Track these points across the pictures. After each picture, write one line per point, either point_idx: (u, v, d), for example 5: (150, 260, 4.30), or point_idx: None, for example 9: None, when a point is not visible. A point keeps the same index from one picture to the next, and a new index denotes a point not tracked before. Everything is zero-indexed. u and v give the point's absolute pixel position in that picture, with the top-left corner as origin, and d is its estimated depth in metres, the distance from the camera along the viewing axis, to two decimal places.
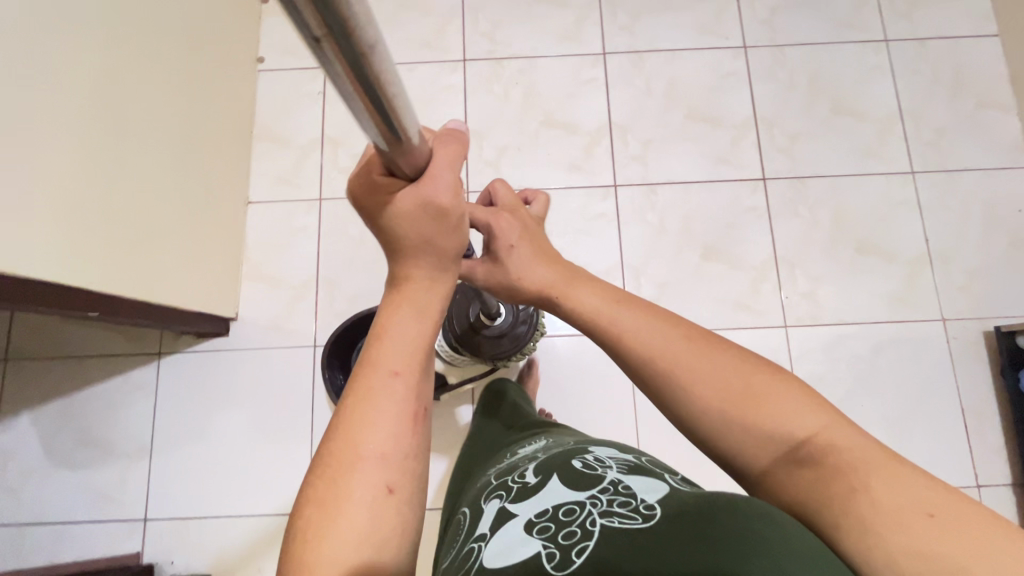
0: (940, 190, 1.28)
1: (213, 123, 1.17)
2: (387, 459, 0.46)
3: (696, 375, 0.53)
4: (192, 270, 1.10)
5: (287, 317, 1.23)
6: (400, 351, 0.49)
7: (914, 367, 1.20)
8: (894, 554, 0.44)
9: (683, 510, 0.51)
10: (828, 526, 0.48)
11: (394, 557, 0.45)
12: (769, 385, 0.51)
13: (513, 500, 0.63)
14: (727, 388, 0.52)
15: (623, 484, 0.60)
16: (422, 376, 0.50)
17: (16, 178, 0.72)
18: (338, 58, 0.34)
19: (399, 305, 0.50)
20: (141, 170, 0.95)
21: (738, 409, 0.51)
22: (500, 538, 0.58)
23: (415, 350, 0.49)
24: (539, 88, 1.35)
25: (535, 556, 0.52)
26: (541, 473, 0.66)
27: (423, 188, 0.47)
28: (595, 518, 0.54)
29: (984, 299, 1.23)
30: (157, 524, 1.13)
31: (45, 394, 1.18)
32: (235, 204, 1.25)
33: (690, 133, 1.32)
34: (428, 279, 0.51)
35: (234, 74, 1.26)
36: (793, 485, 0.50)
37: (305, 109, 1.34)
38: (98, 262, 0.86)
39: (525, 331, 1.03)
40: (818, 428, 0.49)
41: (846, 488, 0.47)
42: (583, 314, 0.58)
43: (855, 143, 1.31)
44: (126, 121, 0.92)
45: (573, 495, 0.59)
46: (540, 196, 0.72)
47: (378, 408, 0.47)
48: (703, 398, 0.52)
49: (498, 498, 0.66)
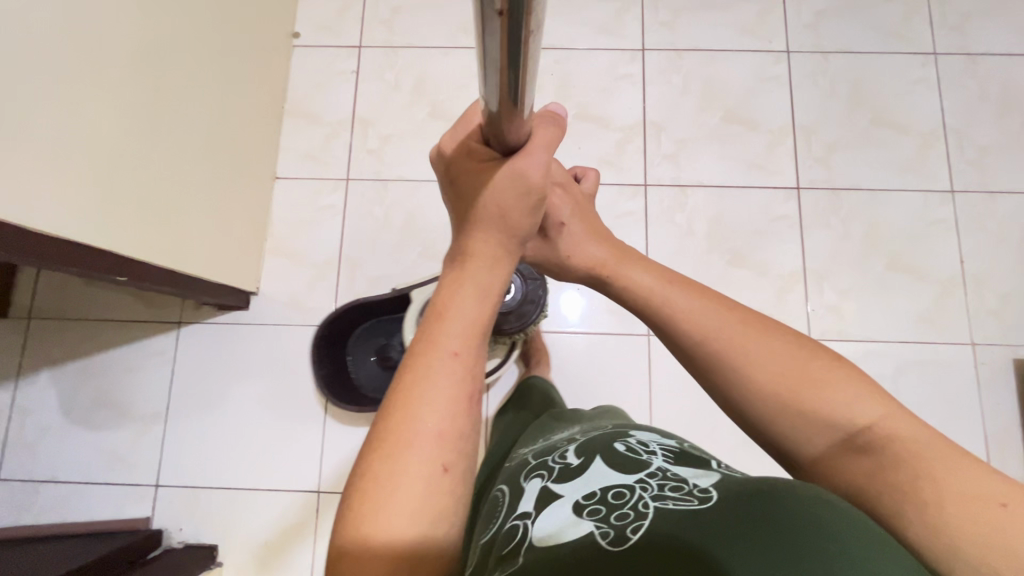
0: (979, 211, 1.25)
1: (247, 96, 1.17)
2: (442, 439, 0.45)
3: (752, 359, 0.54)
4: (219, 242, 1.10)
5: (308, 295, 1.23)
6: (458, 331, 0.49)
7: (939, 390, 1.18)
8: (965, 542, 0.45)
9: (740, 493, 0.51)
10: (894, 513, 0.49)
11: (447, 535, 0.45)
12: (823, 371, 0.53)
13: (555, 481, 0.61)
14: (782, 374, 0.53)
15: (671, 471, 0.59)
16: (479, 357, 0.49)
17: (54, 138, 0.73)
18: (501, 35, 0.37)
19: (460, 284, 0.51)
20: (176, 138, 0.96)
21: (791, 397, 0.52)
22: (548, 519, 0.55)
23: (473, 331, 0.49)
24: (574, 80, 1.32)
25: (587, 534, 0.51)
26: (582, 455, 0.64)
27: (519, 163, 0.51)
28: (647, 501, 0.53)
29: (1017, 325, 1.20)
30: (168, 490, 1.14)
31: (65, 355, 1.19)
32: (264, 180, 1.25)
33: (725, 136, 1.30)
34: (490, 258, 0.52)
35: (270, 48, 1.26)
36: (853, 473, 0.51)
37: (337, 87, 1.33)
38: (129, 227, 0.87)
39: (532, 310, 1.07)
40: (876, 418, 0.51)
41: (911, 476, 0.48)
42: (638, 292, 0.60)
43: (895, 157, 1.28)
44: (164, 90, 0.93)
45: (621, 478, 0.58)
46: (591, 173, 0.73)
47: (434, 387, 0.46)
48: (755, 382, 0.54)
49: (538, 477, 0.63)
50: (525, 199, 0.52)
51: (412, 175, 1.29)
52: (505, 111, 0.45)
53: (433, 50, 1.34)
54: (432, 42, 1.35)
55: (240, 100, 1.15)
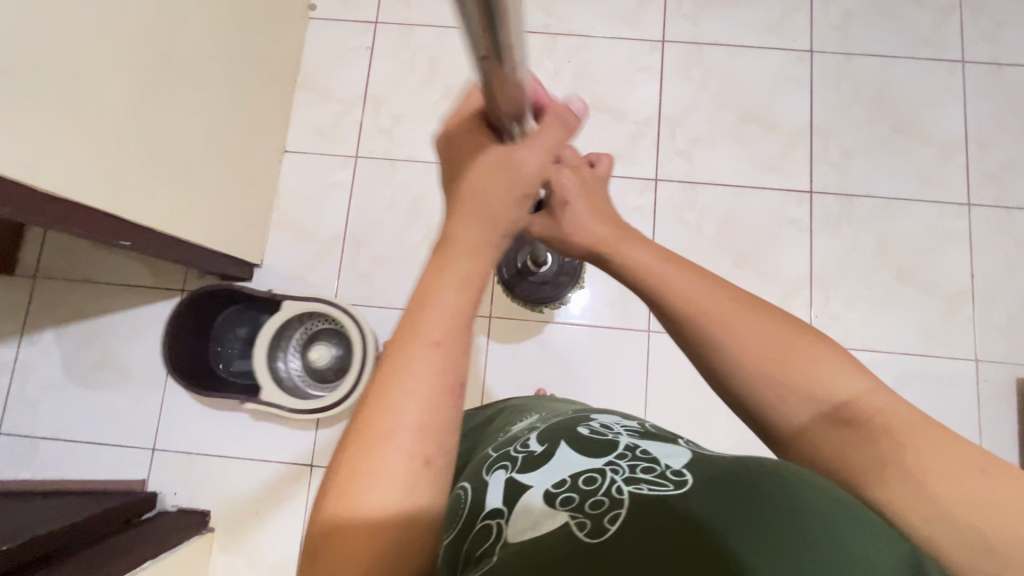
0: (994, 227, 1.23)
1: (261, 67, 1.17)
2: (420, 434, 0.43)
3: (743, 336, 0.53)
4: (225, 212, 1.10)
5: (311, 271, 1.23)
6: (437, 318, 0.46)
7: (938, 404, 1.17)
8: (948, 505, 0.44)
9: (715, 478, 0.51)
10: (874, 485, 0.48)
11: (427, 534, 0.42)
12: (810, 349, 0.52)
13: (521, 469, 0.58)
14: (771, 350, 0.52)
15: (639, 450, 0.58)
16: (460, 343, 0.46)
17: (68, 101, 0.73)
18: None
19: (442, 269, 0.48)
20: (187, 105, 0.96)
21: (780, 380, 0.51)
22: (521, 512, 0.53)
23: (456, 317, 0.46)
24: (591, 69, 1.30)
25: (564, 525, 0.49)
26: (546, 442, 0.62)
27: (515, 151, 0.51)
28: (620, 485, 0.52)
29: (1023, 344, 1.18)
30: (165, 454, 1.16)
31: (70, 316, 1.20)
32: (273, 154, 1.25)
33: (741, 135, 1.27)
34: (474, 245, 0.49)
35: (286, 20, 1.24)
36: (832, 445, 0.50)
37: (351, 62, 1.32)
38: (137, 192, 0.87)
39: (567, 281, 1.12)
40: (860, 392, 0.49)
41: (891, 444, 0.47)
42: (635, 269, 0.59)
43: (912, 166, 1.25)
44: (179, 56, 0.92)
45: (590, 464, 0.56)
46: (604, 159, 0.69)
47: (413, 377, 0.44)
48: (744, 366, 0.53)
49: (501, 468, 0.60)
50: (517, 188, 0.51)
51: (421, 156, 1.28)
52: (495, 78, 0.44)
53: (450, 31, 1.32)
54: (450, 22, 1.33)
55: (253, 72, 1.14)
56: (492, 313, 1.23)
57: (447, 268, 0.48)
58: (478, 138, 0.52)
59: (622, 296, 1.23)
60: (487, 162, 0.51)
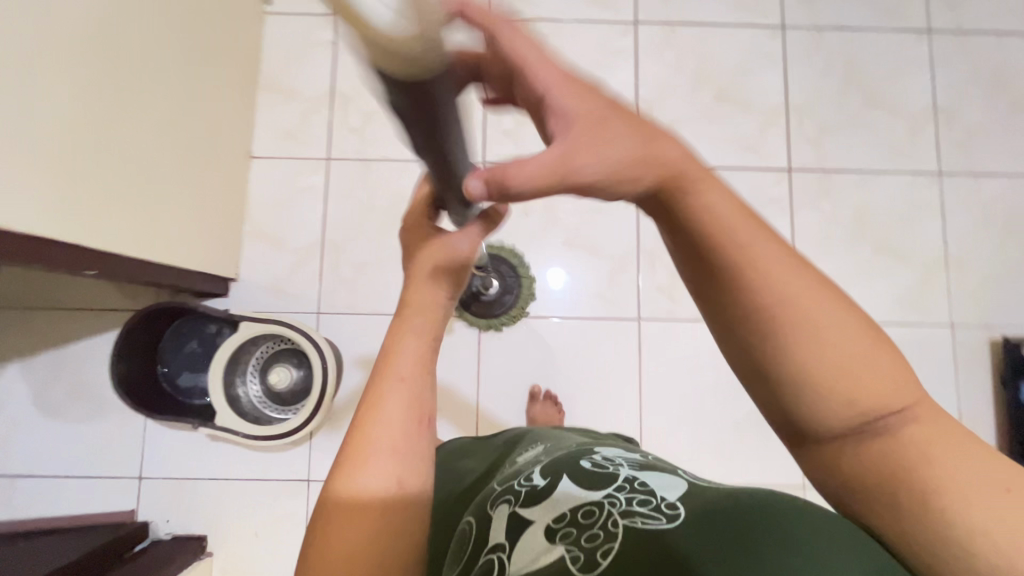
0: (964, 194, 1.26)
1: (221, 72, 1.11)
2: (395, 455, 0.49)
3: (815, 338, 0.36)
4: (196, 229, 1.05)
5: (290, 282, 1.19)
6: (406, 359, 0.51)
7: (918, 369, 1.21)
8: (975, 533, 0.38)
9: (708, 512, 0.53)
10: (886, 501, 0.41)
11: (405, 549, 0.49)
12: (875, 353, 0.38)
13: (525, 503, 0.61)
14: (847, 360, 0.37)
15: (639, 482, 0.61)
16: (426, 378, 0.52)
17: (24, 128, 0.68)
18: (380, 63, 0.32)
19: (405, 326, 0.52)
20: (147, 121, 0.91)
21: (834, 402, 0.38)
22: (520, 548, 0.56)
23: (421, 357, 0.52)
24: (565, 55, 1.27)
25: (558, 559, 0.52)
26: (548, 474, 0.65)
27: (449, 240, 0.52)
28: (617, 519, 0.55)
29: (994, 307, 1.23)
30: (153, 482, 1.12)
31: (36, 345, 1.14)
32: (238, 159, 1.19)
33: (718, 116, 1.27)
34: (428, 307, 0.52)
35: (240, 15, 1.16)
36: (859, 460, 0.41)
37: (315, 59, 1.25)
38: (102, 219, 0.82)
39: (512, 301, 1.19)
40: (913, 401, 0.39)
41: (916, 458, 0.39)
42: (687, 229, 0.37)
43: (885, 139, 1.27)
44: (134, 69, 0.87)
45: (589, 496, 0.59)
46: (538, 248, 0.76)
47: (385, 417, 0.50)
48: (814, 379, 0.37)
49: (505, 501, 0.63)
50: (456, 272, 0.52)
51: (396, 155, 1.24)
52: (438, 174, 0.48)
53: None
54: None
55: (211, 77, 1.07)
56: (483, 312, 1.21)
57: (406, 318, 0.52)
58: (420, 232, 0.53)
59: (611, 285, 1.22)
60: (426, 248, 0.52)
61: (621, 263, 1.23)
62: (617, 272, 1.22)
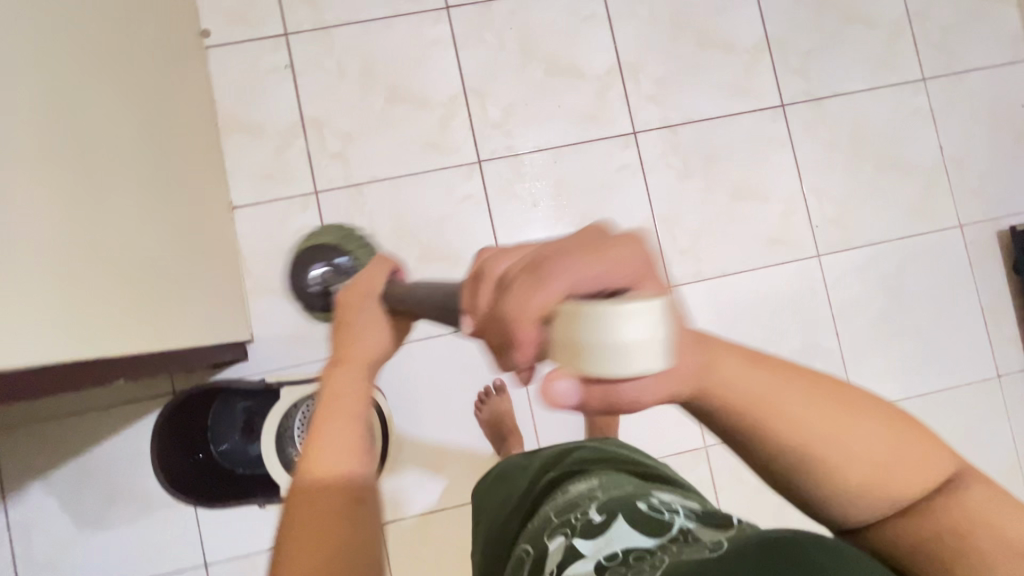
0: (951, 94, 1.27)
1: (179, 126, 1.01)
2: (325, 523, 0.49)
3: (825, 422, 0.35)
4: (201, 299, 0.98)
5: (309, 329, 1.12)
6: (333, 442, 0.54)
7: (939, 274, 1.24)
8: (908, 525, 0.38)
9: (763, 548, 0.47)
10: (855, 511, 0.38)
11: None
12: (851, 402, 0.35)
13: (581, 535, 0.60)
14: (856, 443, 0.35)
15: (694, 533, 0.56)
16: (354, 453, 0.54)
17: (22, 253, 0.61)
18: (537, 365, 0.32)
19: (333, 409, 0.55)
20: (126, 204, 0.82)
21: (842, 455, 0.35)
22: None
23: (348, 433, 0.54)
24: (536, 31, 1.20)
25: None
26: (604, 510, 0.62)
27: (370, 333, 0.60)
28: (665, 559, 0.51)
29: (997, 199, 1.26)
30: (220, 565, 1.07)
31: (56, 457, 1.05)
32: (221, 214, 1.10)
33: (703, 63, 1.23)
34: (356, 391, 0.57)
35: (178, 55, 1.04)
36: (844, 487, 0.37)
37: (274, 87, 1.15)
38: (118, 323, 0.75)
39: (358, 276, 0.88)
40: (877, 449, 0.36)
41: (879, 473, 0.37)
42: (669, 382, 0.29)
43: (869, 54, 1.26)
44: (97, 152, 0.78)
45: (642, 540, 0.56)
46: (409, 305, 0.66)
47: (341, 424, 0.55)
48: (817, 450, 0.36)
49: (561, 535, 0.62)
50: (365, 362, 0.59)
51: (386, 173, 1.16)
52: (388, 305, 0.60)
53: (373, 24, 1.17)
54: (369, 14, 1.18)
55: (169, 136, 0.97)
56: None
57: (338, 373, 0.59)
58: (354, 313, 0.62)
59: None
60: (362, 338, 0.60)
61: None
62: None
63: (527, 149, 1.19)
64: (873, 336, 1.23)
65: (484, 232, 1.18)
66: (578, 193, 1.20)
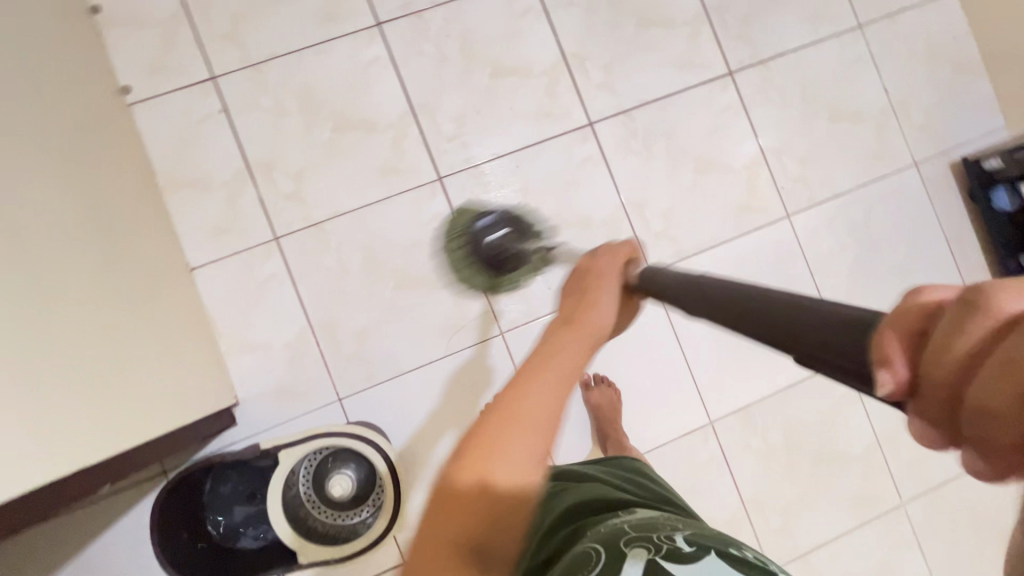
0: (887, 37, 1.29)
1: (120, 197, 0.95)
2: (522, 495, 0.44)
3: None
4: (174, 376, 0.93)
5: (296, 380, 1.08)
6: (531, 407, 0.46)
7: (902, 214, 1.27)
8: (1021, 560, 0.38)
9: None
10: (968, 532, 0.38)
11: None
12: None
13: (666, 556, 0.59)
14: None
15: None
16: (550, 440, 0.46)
17: None
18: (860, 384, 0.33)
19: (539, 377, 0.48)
20: (68, 297, 0.77)
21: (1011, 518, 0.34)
22: None
23: (550, 412, 0.46)
24: (474, 35, 1.16)
25: None
26: (694, 544, 0.62)
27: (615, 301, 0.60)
28: None
29: (945, 133, 1.29)
30: None
31: (50, 564, 0.99)
32: (179, 279, 1.04)
33: (646, 43, 1.22)
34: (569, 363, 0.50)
35: (104, 120, 0.98)
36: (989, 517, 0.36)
37: (211, 136, 1.09)
38: (65, 430, 0.71)
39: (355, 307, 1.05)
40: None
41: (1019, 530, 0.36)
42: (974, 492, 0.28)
43: (804, 9, 1.27)
44: (33, 250, 0.73)
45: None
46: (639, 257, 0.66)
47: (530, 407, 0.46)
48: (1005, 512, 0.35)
49: (642, 548, 0.61)
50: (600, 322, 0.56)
51: (346, 205, 1.12)
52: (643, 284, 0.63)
53: (304, 53, 1.12)
54: (299, 43, 1.12)
55: (112, 215, 0.92)
56: (504, 328, 1.15)
57: (565, 340, 0.53)
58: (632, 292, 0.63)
59: None
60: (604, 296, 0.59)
61: (613, 226, 1.20)
62: (611, 237, 1.19)
63: (486, 158, 1.16)
64: (852, 285, 1.25)
65: (458, 249, 1.15)
66: (545, 194, 1.18)
